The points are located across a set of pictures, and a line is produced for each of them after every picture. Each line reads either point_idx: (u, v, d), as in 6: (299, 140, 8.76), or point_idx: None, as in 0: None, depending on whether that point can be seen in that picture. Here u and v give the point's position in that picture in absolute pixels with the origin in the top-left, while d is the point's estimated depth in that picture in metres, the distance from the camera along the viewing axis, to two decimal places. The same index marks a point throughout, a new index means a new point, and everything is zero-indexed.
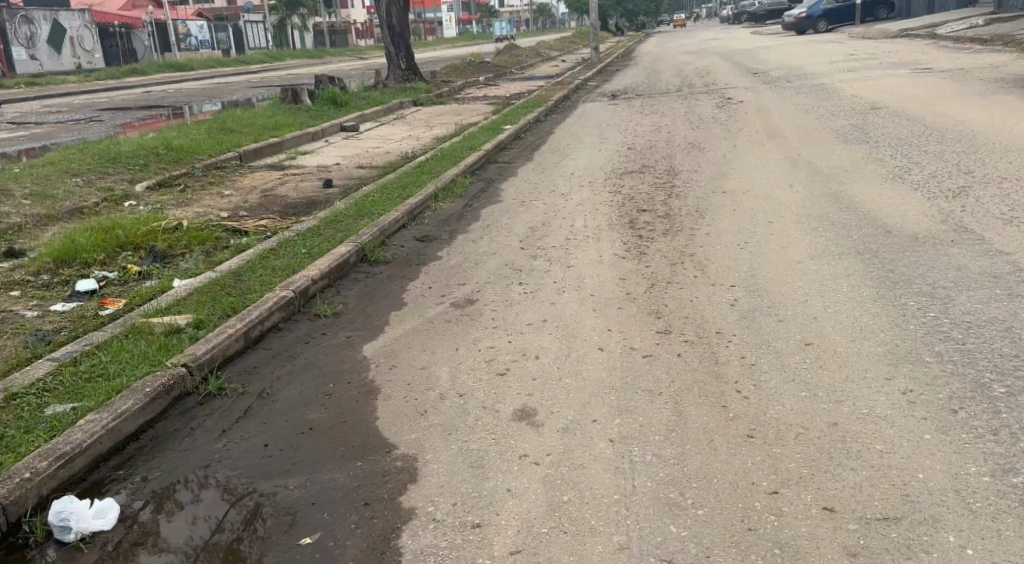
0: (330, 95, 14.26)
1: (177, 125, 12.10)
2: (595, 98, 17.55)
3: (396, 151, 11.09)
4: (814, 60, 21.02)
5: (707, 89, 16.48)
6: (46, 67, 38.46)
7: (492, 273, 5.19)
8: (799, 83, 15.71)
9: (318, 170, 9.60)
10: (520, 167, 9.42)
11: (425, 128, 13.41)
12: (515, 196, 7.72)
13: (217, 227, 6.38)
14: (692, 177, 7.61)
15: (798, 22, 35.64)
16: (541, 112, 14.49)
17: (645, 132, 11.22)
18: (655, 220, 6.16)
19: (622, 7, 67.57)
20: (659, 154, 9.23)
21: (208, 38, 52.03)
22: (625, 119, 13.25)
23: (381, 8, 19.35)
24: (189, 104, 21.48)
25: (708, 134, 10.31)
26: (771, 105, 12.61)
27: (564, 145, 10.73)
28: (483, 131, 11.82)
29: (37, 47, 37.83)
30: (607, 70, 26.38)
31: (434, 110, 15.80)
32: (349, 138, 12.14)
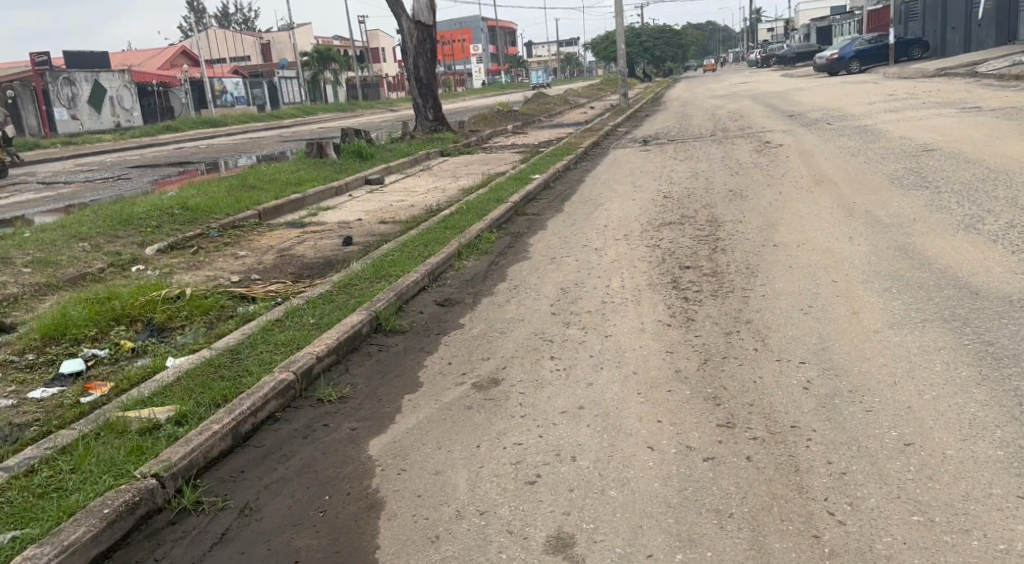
0: (356, 148, 13.96)
1: (199, 182, 11.83)
2: (626, 144, 17.09)
3: (421, 204, 10.66)
4: (852, 102, 20.42)
5: (742, 133, 15.93)
6: (87, 126, 39.31)
7: (519, 344, 4.60)
8: (840, 125, 15.10)
9: (338, 227, 9.18)
10: (549, 219, 8.89)
11: (451, 179, 13.00)
12: (544, 252, 7.17)
13: (224, 293, 5.92)
14: (738, 228, 6.99)
15: (830, 64, 35.11)
16: (571, 160, 14.04)
17: (681, 179, 10.66)
18: (700, 278, 5.54)
19: (650, 54, 67.83)
20: (699, 203, 8.64)
21: (243, 95, 53.04)
22: (659, 165, 12.73)
23: (407, 60, 19.28)
24: (218, 160, 21.46)
25: (750, 180, 9.72)
26: (814, 148, 12.01)
27: (596, 195, 10.21)
28: (511, 181, 11.37)
29: (78, 108, 38.74)
30: (637, 116, 25.97)
31: (462, 160, 15.45)
32: (374, 191, 11.76)
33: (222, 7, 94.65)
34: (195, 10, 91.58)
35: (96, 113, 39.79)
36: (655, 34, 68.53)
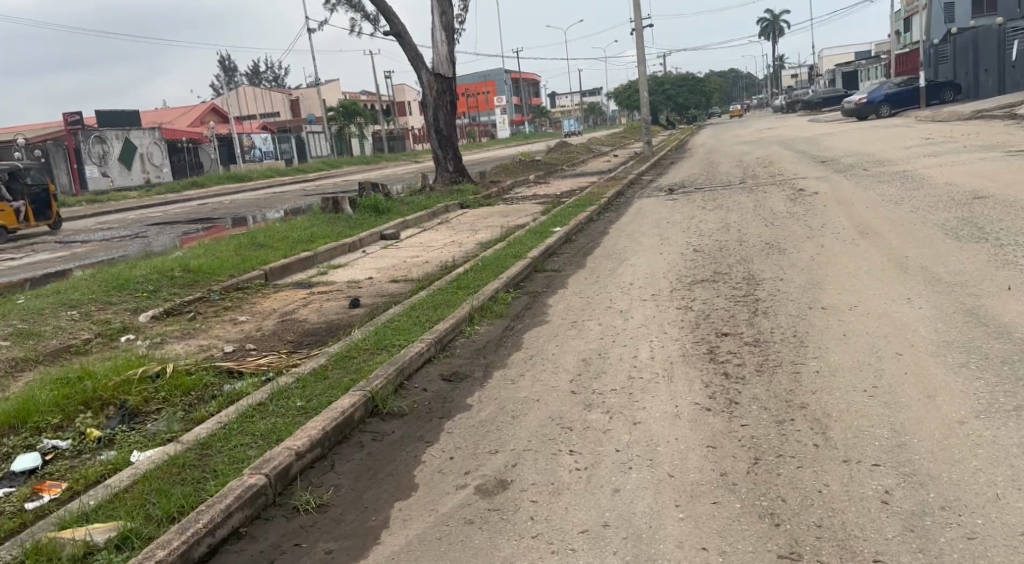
0: (372, 202, 13.54)
1: (209, 240, 11.45)
2: (652, 193, 16.56)
3: (437, 260, 10.15)
4: (886, 147, 19.79)
5: (773, 180, 15.31)
6: (117, 183, 39.81)
7: (533, 430, 3.96)
8: (876, 171, 14.43)
9: (347, 287, 8.66)
10: (571, 275, 8.30)
11: (470, 233, 12.50)
12: (565, 315, 6.54)
13: (211, 368, 5.38)
14: (780, 287, 6.34)
15: (858, 109, 34.53)
16: (594, 212, 13.52)
17: (712, 230, 10.05)
18: (741, 347, 4.90)
19: (674, 102, 67.88)
20: (733, 257, 8.00)
21: (270, 150, 53.68)
22: (687, 215, 12.14)
23: (427, 113, 19.07)
24: (238, 215, 21.25)
25: (786, 232, 9.08)
26: (853, 197, 11.35)
27: (621, 249, 9.61)
28: (531, 235, 10.84)
29: (108, 165, 39.30)
30: (662, 164, 25.49)
31: (482, 212, 14.99)
32: (388, 247, 11.30)
33: (253, 66, 97.03)
34: (227, 68, 93.91)
35: (126, 170, 40.35)
36: (679, 82, 68.68)
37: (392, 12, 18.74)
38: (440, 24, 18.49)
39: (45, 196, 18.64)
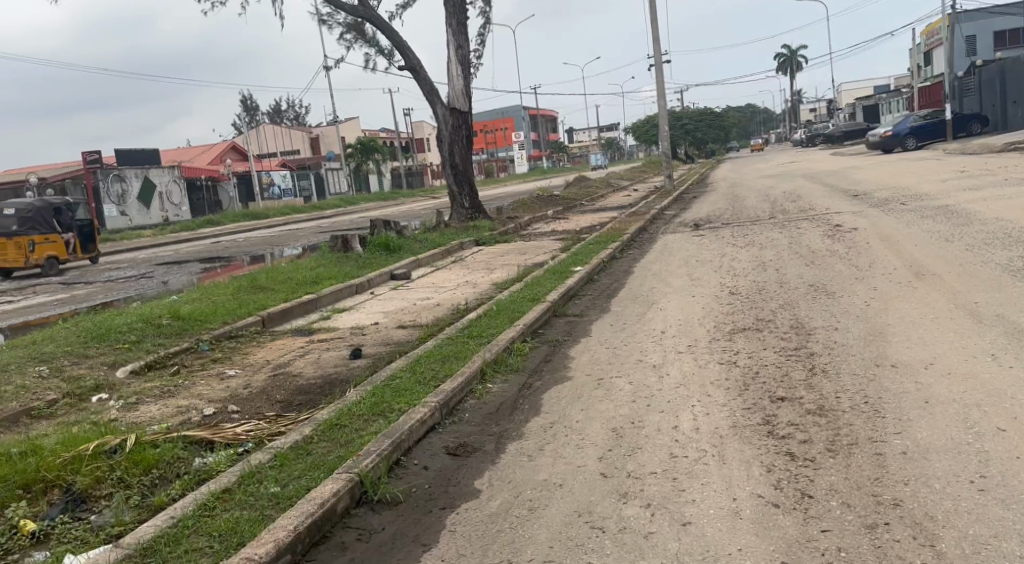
0: (383, 240, 12.87)
1: (208, 282, 10.82)
2: (677, 228, 15.82)
3: (448, 303, 9.42)
4: (920, 180, 18.97)
5: (805, 217, 14.51)
6: (135, 221, 39.73)
7: (554, 530, 3.20)
8: (916, 206, 13.61)
9: (349, 334, 7.93)
10: (595, 321, 7.53)
11: (485, 272, 11.78)
12: (591, 369, 5.75)
13: (182, 438, 4.67)
14: (836, 340, 5.56)
15: (884, 141, 33.70)
16: (617, 248, 12.78)
17: (747, 269, 9.29)
18: (803, 418, 4.12)
19: (693, 136, 67.40)
20: (775, 301, 7.23)
21: (290, 187, 53.65)
22: (717, 253, 11.37)
23: (442, 148, 18.54)
24: (249, 254, 20.74)
25: (830, 273, 8.30)
26: (897, 233, 10.55)
27: (649, 290, 8.83)
28: (550, 275, 10.11)
29: (127, 204, 39.22)
30: (685, 198, 24.76)
31: (498, 250, 14.28)
32: (398, 289, 10.60)
33: (275, 104, 98.17)
34: (247, 107, 94.93)
35: (145, 208, 40.30)
36: (697, 117, 68.36)
37: (407, 45, 18.35)
38: (456, 57, 18.07)
39: (88, 229, 19.44)
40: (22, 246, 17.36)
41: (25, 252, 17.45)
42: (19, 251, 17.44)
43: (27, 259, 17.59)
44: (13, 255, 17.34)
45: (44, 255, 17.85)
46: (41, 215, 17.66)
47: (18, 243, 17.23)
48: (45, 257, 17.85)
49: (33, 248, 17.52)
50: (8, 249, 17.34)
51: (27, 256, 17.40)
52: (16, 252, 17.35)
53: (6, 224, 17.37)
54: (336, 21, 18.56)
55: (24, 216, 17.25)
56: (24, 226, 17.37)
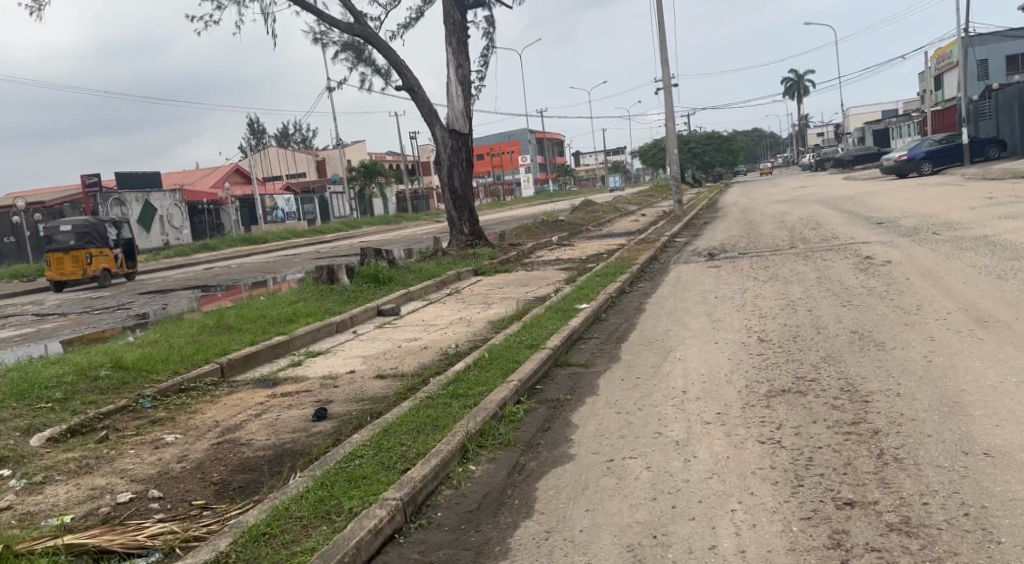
0: (372, 271, 11.83)
1: (175, 319, 9.77)
2: (691, 257, 14.80)
3: (438, 345, 8.34)
4: (947, 207, 17.95)
5: (829, 247, 13.50)
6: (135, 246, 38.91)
7: None
8: (950, 236, 12.55)
9: (318, 387, 6.84)
10: (605, 373, 6.44)
11: (482, 308, 10.72)
12: (599, 443, 4.66)
13: (65, 546, 3.61)
14: (903, 413, 4.54)
15: (899, 166, 32.69)
16: (627, 281, 11.74)
17: (774, 309, 8.26)
18: (888, 543, 3.09)
19: (700, 160, 66.68)
20: (815, 353, 6.18)
21: (293, 210, 52.87)
22: (737, 287, 10.34)
23: (441, 171, 17.59)
24: (238, 282, 19.74)
25: (873, 316, 7.24)
26: (939, 268, 9.47)
27: (666, 334, 7.76)
28: (552, 313, 9.06)
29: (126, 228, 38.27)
30: (696, 224, 23.75)
31: (497, 281, 13.25)
32: (384, 327, 9.54)
33: (281, 128, 97.95)
34: (254, 131, 94.53)
35: (145, 233, 39.49)
36: (704, 141, 67.71)
37: (405, 65, 17.48)
38: (456, 77, 17.24)
39: (132, 245, 21.87)
40: (79, 259, 19.82)
41: (82, 265, 19.90)
42: (77, 264, 19.88)
43: (83, 271, 20.05)
44: (72, 268, 19.80)
45: (98, 267, 20.30)
46: (94, 232, 20.13)
47: (76, 256, 19.68)
48: (99, 269, 20.29)
49: (89, 260, 19.99)
50: (67, 262, 19.84)
51: (85, 267, 19.84)
52: (74, 265, 19.80)
53: (64, 239, 19.85)
54: (330, 39, 17.67)
55: (80, 232, 19.71)
56: (81, 241, 19.82)
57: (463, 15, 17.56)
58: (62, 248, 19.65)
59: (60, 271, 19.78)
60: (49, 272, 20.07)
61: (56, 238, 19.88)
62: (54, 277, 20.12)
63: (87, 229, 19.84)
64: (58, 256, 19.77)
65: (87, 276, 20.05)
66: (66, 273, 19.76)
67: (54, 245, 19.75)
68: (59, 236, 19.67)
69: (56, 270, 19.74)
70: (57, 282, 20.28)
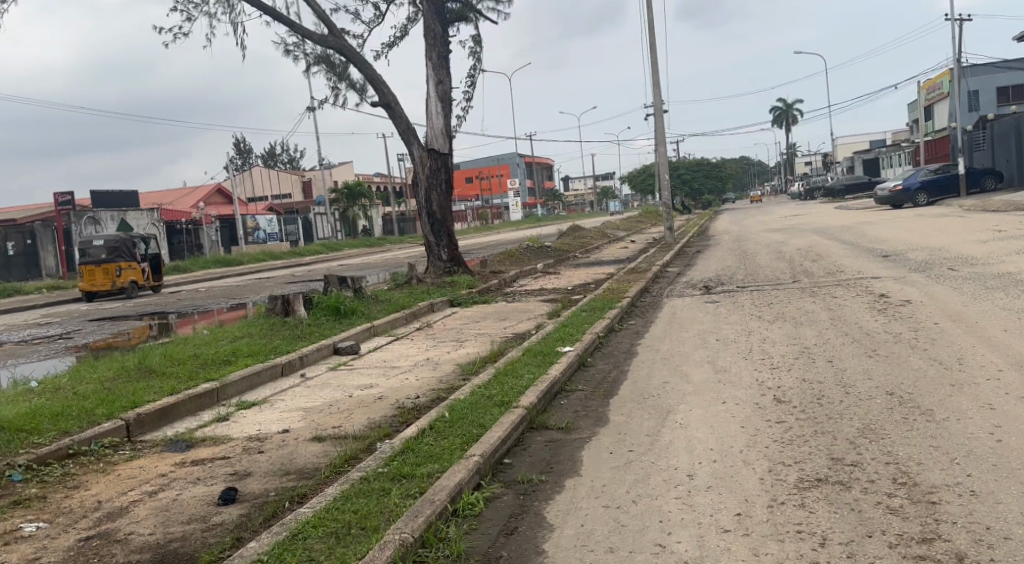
0: (332, 302, 10.60)
1: (98, 357, 8.55)
2: (685, 290, 13.71)
3: (396, 395, 7.10)
4: (954, 239, 17.02)
5: (835, 282, 12.45)
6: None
7: None
8: (968, 273, 11.45)
9: (237, 453, 5.60)
10: (590, 442, 5.22)
11: (453, 346, 9.49)
12: (579, 559, 3.46)
13: None
14: (992, 525, 3.41)
15: (894, 196, 31.95)
16: (617, 317, 10.58)
17: (789, 359, 7.13)
18: None
19: (689, 187, 66.17)
20: (849, 423, 5.03)
21: (276, 231, 51.59)
22: (741, 327, 9.21)
23: (418, 193, 16.48)
24: (199, 308, 18.50)
25: (909, 373, 6.09)
26: (970, 312, 8.33)
27: (665, 388, 6.55)
28: (531, 355, 7.88)
29: None
30: (688, 253, 22.72)
31: (474, 314, 12.06)
32: (337, 370, 8.32)
33: (268, 149, 96.82)
34: (242, 151, 93.53)
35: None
36: (694, 167, 67.28)
37: (381, 79, 16.40)
38: (436, 94, 16.18)
39: (157, 260, 23.33)
40: (109, 271, 21.36)
41: (111, 276, 21.42)
42: (107, 275, 21.41)
43: (112, 282, 21.60)
44: (103, 279, 21.33)
45: (127, 280, 21.85)
46: (123, 246, 21.72)
47: (107, 268, 21.22)
48: (127, 281, 21.77)
49: (118, 273, 21.52)
50: (98, 274, 21.40)
51: (114, 279, 21.32)
52: (104, 276, 21.32)
53: (95, 253, 21.48)
54: (302, 52, 16.58)
55: (110, 246, 21.37)
56: (111, 255, 21.40)
57: (445, 29, 16.57)
58: (93, 261, 21.24)
59: (92, 281, 21.29)
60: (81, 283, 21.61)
61: (89, 253, 21.51)
62: (86, 288, 21.68)
63: (117, 244, 21.44)
64: (90, 268, 21.35)
65: (116, 287, 21.55)
66: (97, 284, 21.30)
67: (87, 258, 21.38)
68: (92, 250, 21.29)
69: (87, 281, 21.27)
70: (88, 293, 21.82)
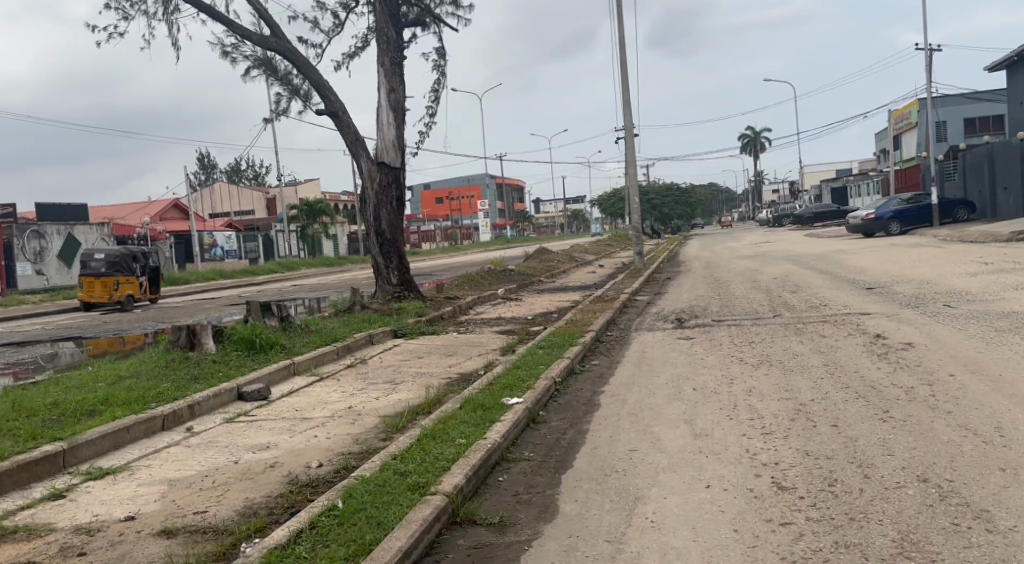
0: (245, 335, 9.02)
1: None
2: (655, 323, 12.42)
3: (293, 462, 5.63)
4: (938, 271, 16.02)
5: (822, 318, 11.23)
6: (55, 282, 34.25)
7: None
8: (967, 312, 10.28)
9: (47, 556, 4.10)
10: (531, 551, 3.81)
11: (383, 390, 8.03)
12: None
13: None
14: None
15: (867, 224, 31.21)
16: (578, 357, 9.20)
17: (785, 421, 5.79)
18: None
19: (659, 212, 65.39)
20: (884, 533, 3.69)
21: (234, 248, 49.58)
22: (721, 372, 7.89)
23: (366, 211, 15.02)
24: (126, 331, 16.83)
25: (939, 448, 4.81)
26: (988, 363, 7.10)
27: (631, 461, 5.16)
28: (470, 407, 6.44)
29: (46, 263, 33.84)
30: (658, 279, 21.56)
31: (417, 348, 10.60)
32: (234, 424, 6.78)
33: (232, 164, 94.38)
34: (204, 165, 91.17)
35: (67, 268, 34.76)
36: (664, 193, 66.60)
37: (328, 84, 14.95)
38: (387, 102, 14.81)
39: (156, 272, 23.41)
40: (107, 284, 21.32)
41: (110, 290, 21.39)
42: (105, 289, 21.40)
43: (110, 296, 21.57)
44: (100, 292, 21.34)
45: (123, 294, 21.73)
46: (124, 261, 21.80)
47: (105, 282, 21.20)
48: (124, 295, 21.70)
49: (116, 287, 21.48)
50: (97, 287, 21.44)
51: (111, 292, 21.34)
52: (102, 290, 21.32)
53: (96, 266, 21.53)
54: (240, 53, 15.11)
55: (111, 261, 21.45)
56: (111, 269, 21.45)
57: (400, 33, 15.24)
58: (93, 274, 21.25)
59: (90, 294, 21.33)
60: (80, 294, 21.60)
61: (89, 266, 21.57)
62: (86, 298, 21.70)
63: (118, 259, 21.53)
64: (89, 281, 21.34)
65: (113, 301, 21.47)
66: (95, 296, 21.27)
67: (87, 271, 21.39)
68: (92, 263, 21.29)
69: (86, 293, 21.29)
70: (86, 304, 21.93)
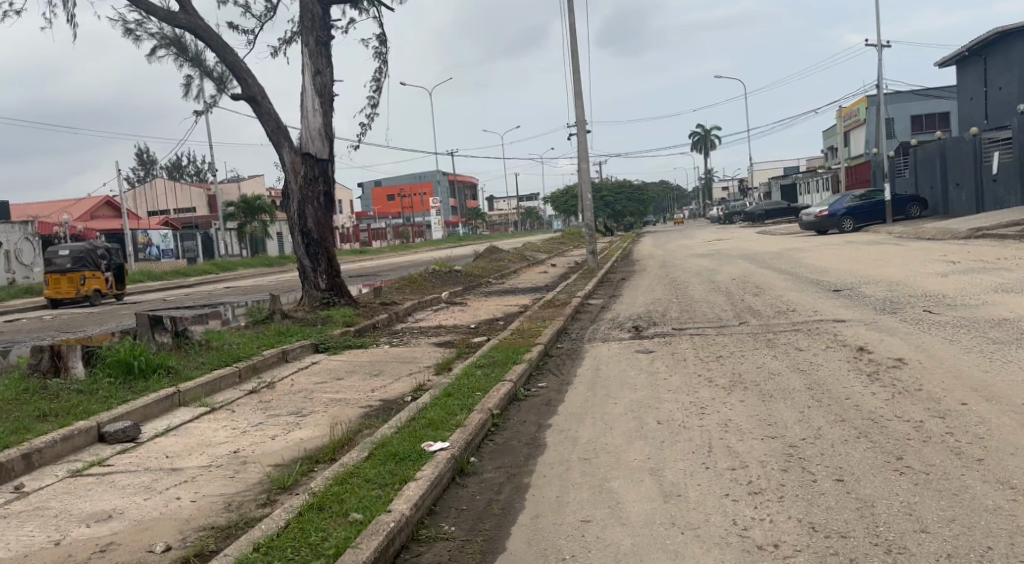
0: (120, 357, 7.49)
1: None
2: (611, 331, 11.20)
3: (131, 545, 4.18)
4: (905, 270, 15.16)
5: (792, 326, 10.13)
6: None
7: None
8: (954, 319, 9.27)
9: None
10: None
11: (284, 426, 6.58)
12: None
13: None
14: None
15: (821, 221, 30.59)
16: (522, 378, 7.91)
17: (776, 473, 4.59)
18: None
19: (612, 209, 64.60)
20: None
21: (171, 247, 47.00)
22: (688, 397, 6.66)
23: (290, 206, 13.46)
24: (20, 343, 14.96)
25: (988, 522, 3.63)
26: (1002, 387, 6.00)
27: (584, 541, 3.86)
28: (380, 455, 5.09)
29: None
30: (611, 279, 20.47)
31: (338, 367, 9.15)
32: (75, 481, 5.27)
33: (174, 160, 90.72)
34: (144, 161, 87.30)
35: None
36: (617, 190, 65.90)
37: (245, 66, 13.36)
38: (312, 87, 13.32)
39: (121, 269, 22.38)
40: (74, 279, 20.44)
41: (76, 284, 20.51)
42: (71, 283, 20.50)
43: (77, 291, 20.64)
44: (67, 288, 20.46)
45: (91, 289, 20.84)
46: (89, 256, 20.89)
47: (71, 277, 20.27)
48: (92, 290, 20.81)
49: (83, 282, 20.59)
50: (63, 284, 20.54)
51: (79, 288, 20.37)
52: (69, 285, 20.43)
53: (60, 261, 20.61)
54: (145, 31, 13.44)
55: (75, 255, 20.58)
56: (76, 264, 20.50)
57: (328, 11, 13.74)
58: (58, 270, 20.36)
59: (56, 290, 20.43)
60: (48, 291, 20.68)
61: (54, 262, 20.66)
62: (52, 296, 20.73)
63: (82, 252, 20.66)
64: (54, 277, 20.41)
65: (80, 296, 20.56)
66: (61, 293, 20.36)
67: (52, 268, 20.47)
68: (56, 259, 20.43)
69: (53, 289, 20.43)
70: (53, 301, 20.95)
